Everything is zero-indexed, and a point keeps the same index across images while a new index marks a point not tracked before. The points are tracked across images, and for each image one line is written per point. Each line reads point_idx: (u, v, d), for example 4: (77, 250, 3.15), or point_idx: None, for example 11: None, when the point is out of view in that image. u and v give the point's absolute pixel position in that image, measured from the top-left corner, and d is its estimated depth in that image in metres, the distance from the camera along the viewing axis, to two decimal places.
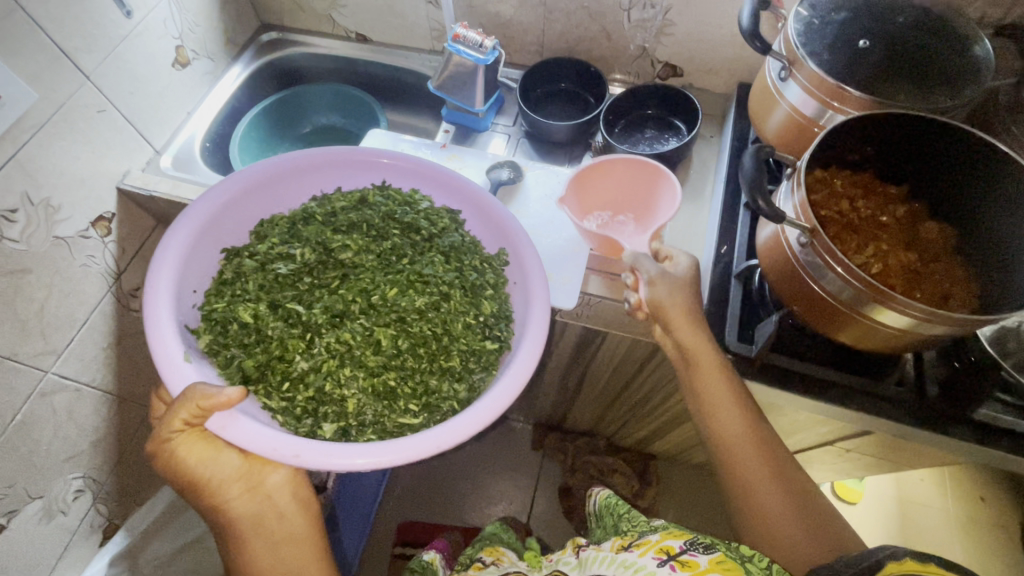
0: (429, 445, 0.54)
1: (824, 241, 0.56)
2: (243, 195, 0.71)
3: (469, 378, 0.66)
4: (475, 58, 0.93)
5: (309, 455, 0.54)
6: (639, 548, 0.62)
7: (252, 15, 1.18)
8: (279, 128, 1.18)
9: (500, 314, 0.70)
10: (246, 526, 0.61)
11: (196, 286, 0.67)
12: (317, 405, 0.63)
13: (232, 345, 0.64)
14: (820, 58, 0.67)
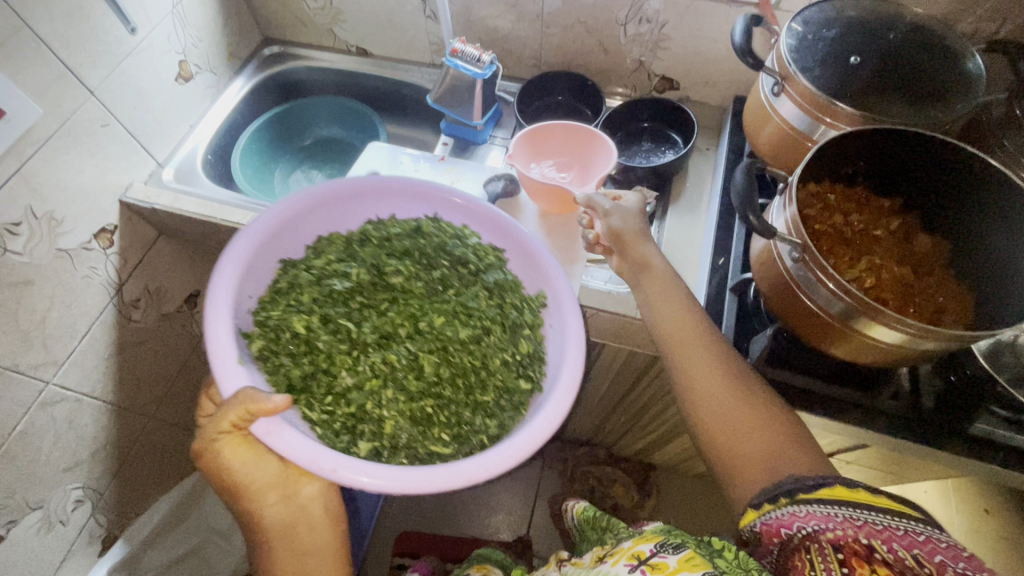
0: (457, 477, 0.55)
1: (815, 256, 0.56)
2: (312, 210, 0.72)
3: (500, 416, 0.67)
4: (473, 73, 0.94)
5: (346, 471, 0.54)
6: (613, 557, 0.60)
7: (254, 30, 1.20)
8: (280, 140, 1.20)
9: (534, 355, 0.71)
10: (278, 536, 0.60)
11: (253, 292, 0.68)
12: (355, 422, 0.64)
13: (282, 353, 0.65)
14: (812, 73, 0.68)
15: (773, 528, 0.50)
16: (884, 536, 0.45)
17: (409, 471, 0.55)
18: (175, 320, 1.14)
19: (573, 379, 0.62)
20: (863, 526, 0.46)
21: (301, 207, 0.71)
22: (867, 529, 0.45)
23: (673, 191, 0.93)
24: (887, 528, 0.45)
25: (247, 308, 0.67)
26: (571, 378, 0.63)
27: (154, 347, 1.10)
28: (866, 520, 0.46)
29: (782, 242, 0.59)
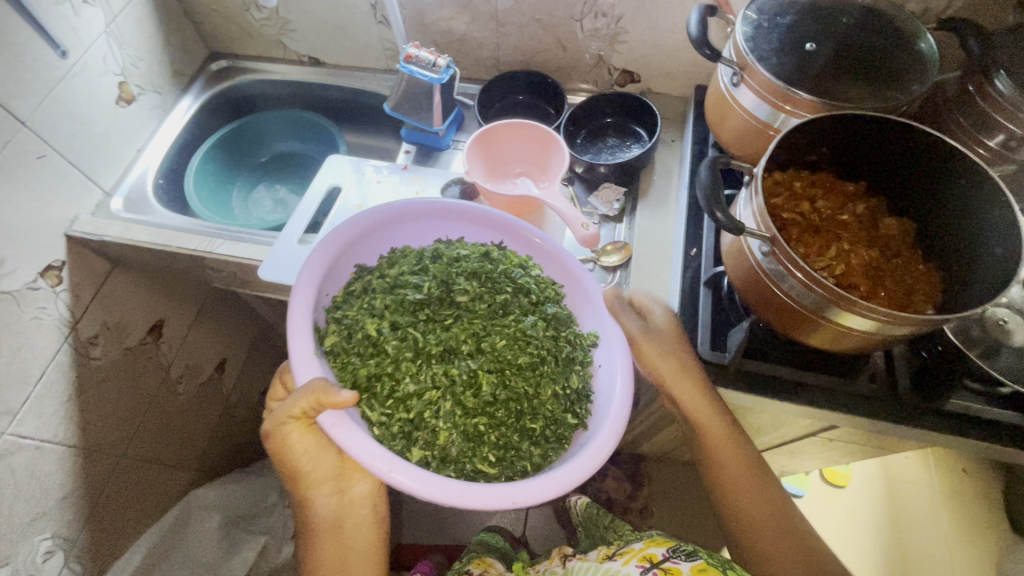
0: (502, 498, 0.53)
1: (784, 248, 0.56)
2: (389, 221, 0.72)
3: (544, 446, 0.63)
4: (430, 78, 0.91)
5: (400, 473, 0.53)
6: (623, 557, 0.77)
7: (198, 44, 1.15)
8: (235, 159, 1.15)
9: (581, 390, 0.66)
10: (325, 524, 0.68)
11: (331, 289, 0.68)
12: (411, 429, 0.61)
13: (352, 353, 0.63)
14: (769, 62, 0.68)
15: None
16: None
17: (466, 487, 0.53)
18: (140, 353, 1.08)
19: (612, 431, 0.59)
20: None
21: (382, 216, 0.70)
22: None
23: (641, 186, 0.93)
24: None
25: (325, 305, 0.67)
26: (619, 407, 0.61)
27: (119, 383, 1.05)
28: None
29: (752, 237, 0.58)
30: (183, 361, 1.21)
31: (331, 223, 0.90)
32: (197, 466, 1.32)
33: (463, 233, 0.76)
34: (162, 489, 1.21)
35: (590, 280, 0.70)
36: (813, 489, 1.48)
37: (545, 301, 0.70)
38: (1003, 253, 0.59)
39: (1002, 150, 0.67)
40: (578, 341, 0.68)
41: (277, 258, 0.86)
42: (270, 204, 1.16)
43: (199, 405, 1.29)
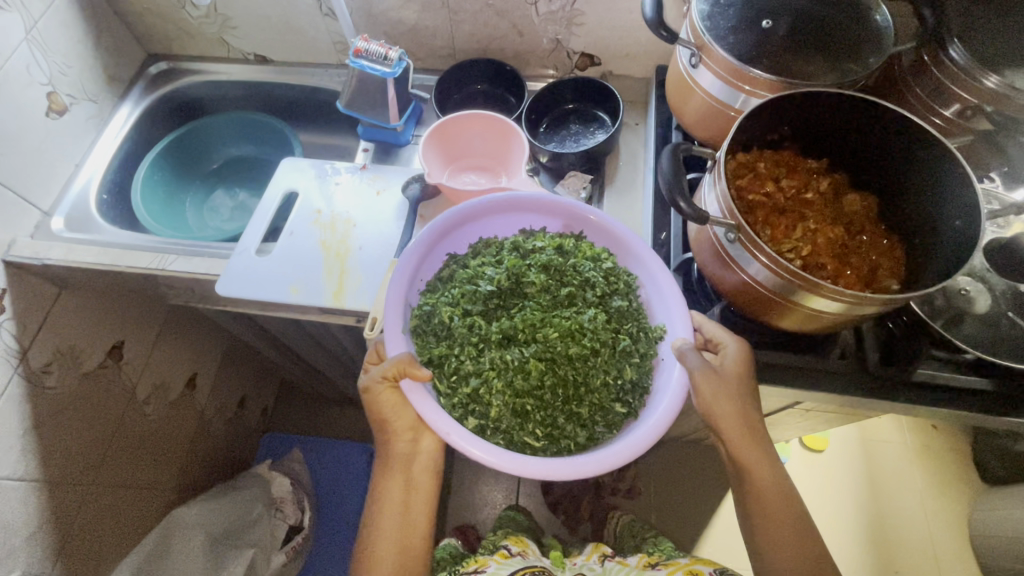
0: (536, 470, 0.56)
1: (750, 235, 0.55)
2: (481, 215, 0.72)
3: (591, 428, 0.64)
4: (382, 73, 0.87)
5: (457, 435, 0.58)
6: (669, 568, 0.76)
7: (134, 46, 1.08)
8: (184, 168, 1.09)
9: (637, 383, 0.65)
10: (395, 463, 0.68)
11: (427, 275, 0.71)
12: (469, 402, 0.63)
13: (429, 334, 0.66)
14: (727, 41, 0.66)
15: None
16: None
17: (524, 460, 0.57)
18: (100, 376, 1.04)
19: (655, 428, 0.59)
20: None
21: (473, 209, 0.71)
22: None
23: (608, 173, 0.91)
24: None
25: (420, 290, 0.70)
26: (677, 384, 0.61)
27: (81, 409, 1.01)
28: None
29: (717, 225, 0.57)
30: (150, 380, 1.16)
31: (291, 229, 0.86)
32: (176, 485, 1.29)
33: (546, 224, 0.74)
34: (140, 513, 1.18)
35: (662, 273, 0.67)
36: (793, 455, 1.52)
37: (613, 294, 0.68)
38: (962, 226, 0.60)
39: (956, 118, 0.67)
40: (645, 334, 0.67)
41: (235, 272, 0.82)
42: (230, 211, 1.11)
43: (174, 423, 1.25)
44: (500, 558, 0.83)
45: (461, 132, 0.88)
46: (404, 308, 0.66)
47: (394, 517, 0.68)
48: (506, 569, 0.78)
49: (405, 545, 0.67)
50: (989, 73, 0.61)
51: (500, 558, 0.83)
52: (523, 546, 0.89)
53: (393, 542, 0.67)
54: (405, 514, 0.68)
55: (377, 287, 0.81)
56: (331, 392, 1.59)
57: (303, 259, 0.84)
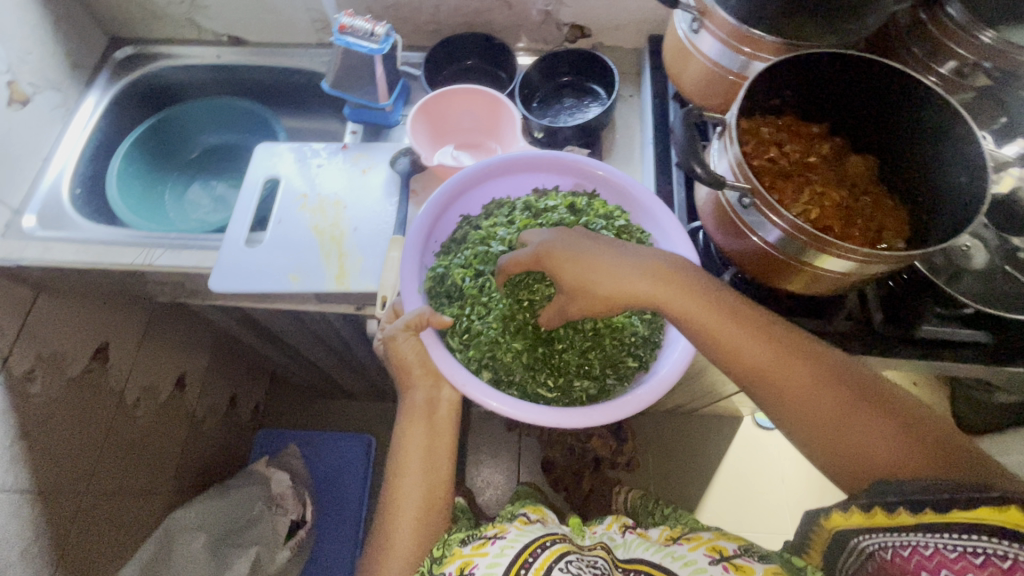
0: (549, 420, 0.57)
1: (765, 197, 0.55)
2: (490, 174, 0.71)
3: (602, 380, 0.64)
4: (369, 49, 0.83)
5: (474, 387, 0.57)
6: (690, 543, 0.62)
7: (96, 31, 1.01)
8: (161, 157, 1.04)
9: (649, 337, 0.65)
10: (418, 417, 0.64)
11: (438, 237, 0.70)
12: (484, 360, 0.62)
13: (444, 297, 0.65)
14: (728, 4, 0.65)
15: (905, 563, 0.43)
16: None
17: (545, 411, 0.58)
18: (86, 382, 0.99)
19: (668, 379, 0.59)
20: (981, 565, 0.39)
21: (482, 171, 0.70)
22: (962, 563, 0.40)
23: (605, 147, 0.90)
24: (935, 554, 0.41)
25: (435, 252, 0.69)
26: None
27: (69, 417, 0.97)
28: (983, 553, 0.39)
29: (731, 189, 0.57)
30: (138, 383, 1.11)
31: (279, 217, 0.83)
32: (173, 488, 1.26)
33: (558, 183, 0.74)
34: (137, 519, 1.14)
35: (674, 228, 0.67)
36: None
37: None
38: (967, 182, 0.60)
39: (954, 77, 0.67)
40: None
41: (228, 264, 0.79)
42: (211, 204, 1.06)
43: (166, 425, 1.21)
44: (518, 524, 0.68)
45: (445, 103, 0.85)
46: (421, 269, 0.66)
47: (420, 462, 0.64)
48: (524, 536, 0.60)
49: (432, 489, 0.64)
50: (985, 29, 0.62)
51: (518, 523, 0.68)
52: (540, 512, 0.79)
53: (420, 485, 0.64)
54: (432, 469, 0.64)
55: (379, 269, 0.79)
56: (325, 385, 1.57)
57: (297, 244, 0.81)
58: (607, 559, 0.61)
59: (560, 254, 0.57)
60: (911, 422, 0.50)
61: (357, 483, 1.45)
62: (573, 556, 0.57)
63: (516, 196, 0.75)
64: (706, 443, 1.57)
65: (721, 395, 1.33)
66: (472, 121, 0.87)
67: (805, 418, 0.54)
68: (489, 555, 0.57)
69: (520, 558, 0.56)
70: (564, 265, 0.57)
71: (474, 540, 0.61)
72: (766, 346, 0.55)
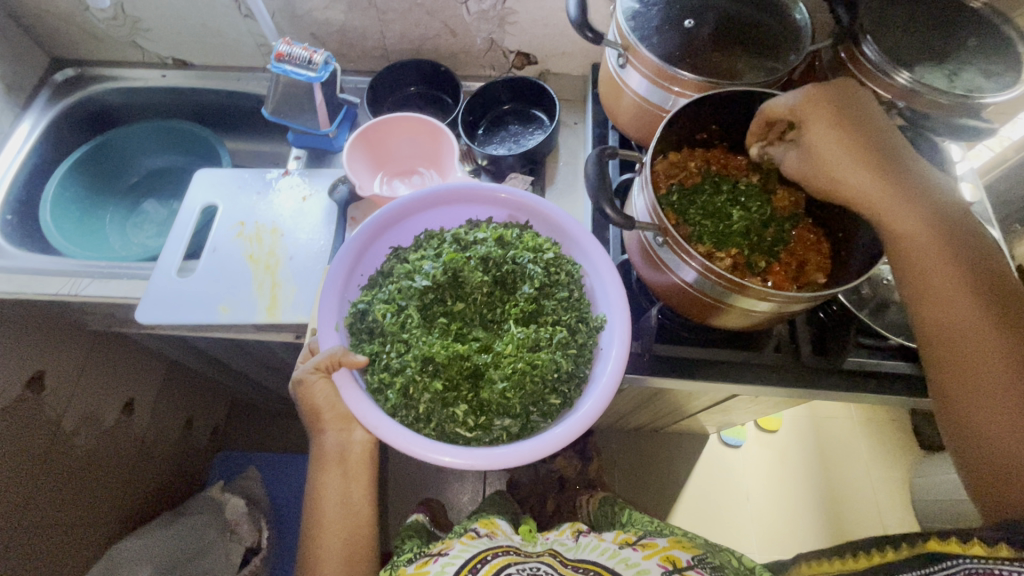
0: (461, 460, 0.56)
1: (676, 238, 0.55)
2: (419, 206, 0.70)
3: (525, 418, 0.63)
4: (307, 77, 0.83)
5: (386, 429, 0.57)
6: (645, 550, 0.64)
7: (34, 51, 0.99)
8: (101, 181, 1.02)
9: (575, 373, 0.65)
10: (332, 459, 0.62)
11: (365, 269, 0.69)
12: (404, 399, 0.61)
13: (365, 336, 0.64)
14: (651, 41, 0.65)
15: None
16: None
17: (457, 451, 0.57)
18: (19, 411, 0.96)
19: (587, 417, 0.59)
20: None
21: (411, 204, 0.69)
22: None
23: (548, 174, 0.90)
24: None
25: (360, 285, 0.68)
26: (615, 364, 0.62)
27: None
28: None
29: (645, 230, 0.57)
30: (79, 410, 1.08)
31: (212, 246, 0.82)
32: (119, 516, 1.22)
33: (491, 215, 0.73)
34: (76, 552, 1.10)
35: (601, 262, 0.67)
36: (748, 438, 1.59)
37: (556, 286, 0.68)
38: None
39: None
40: (584, 324, 0.66)
41: (155, 297, 0.77)
42: (155, 227, 1.04)
43: (110, 453, 1.17)
44: (467, 538, 0.71)
45: (385, 131, 0.84)
46: (343, 303, 0.65)
47: (336, 510, 0.63)
48: (468, 551, 0.65)
49: (353, 535, 0.63)
50: (900, 70, 0.63)
51: (466, 538, 0.71)
52: (492, 525, 0.78)
53: (344, 531, 0.63)
54: (350, 513, 0.63)
55: (312, 300, 0.78)
56: (286, 407, 1.54)
57: (229, 276, 0.80)
58: (553, 563, 0.64)
59: (821, 129, 0.57)
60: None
61: None
62: (514, 568, 0.62)
63: (450, 227, 0.74)
64: (671, 462, 1.57)
65: (683, 414, 1.33)
66: (413, 150, 0.87)
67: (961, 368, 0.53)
68: (431, 571, 0.62)
69: (466, 568, 0.61)
70: (821, 121, 0.57)
71: (420, 560, 0.66)
72: (968, 299, 0.54)
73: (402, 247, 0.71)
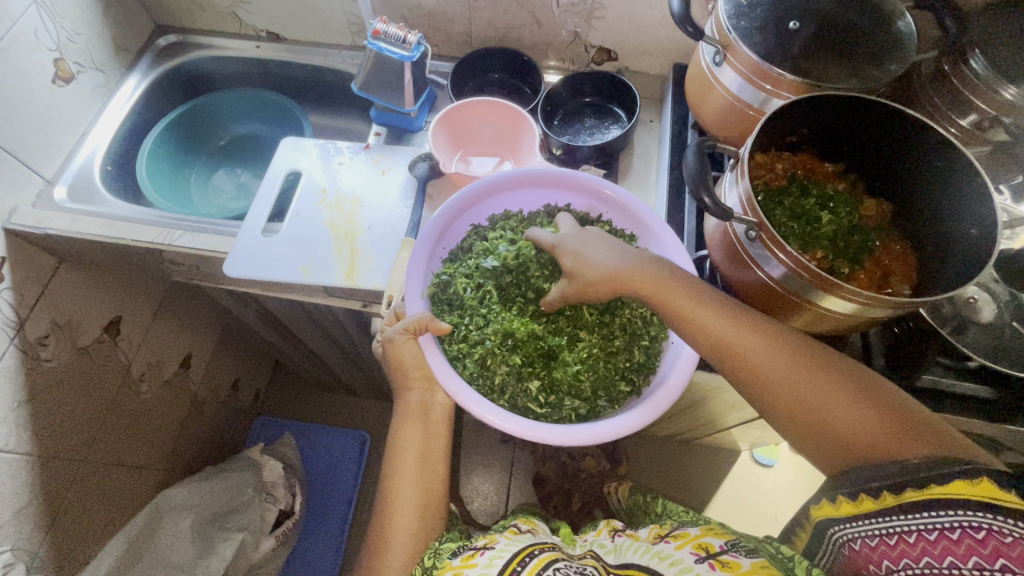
0: (535, 433, 0.57)
1: (770, 232, 0.56)
2: (503, 187, 0.72)
3: (593, 401, 0.65)
4: (400, 56, 0.86)
5: (464, 395, 0.58)
6: (677, 541, 0.59)
7: (143, 16, 1.05)
8: (190, 143, 1.08)
9: (644, 362, 0.66)
10: (411, 416, 0.66)
11: (446, 245, 0.71)
12: (482, 369, 0.64)
13: (447, 308, 0.67)
14: (752, 40, 0.66)
15: (871, 552, 0.45)
16: (962, 551, 0.40)
17: (529, 424, 0.58)
18: (96, 352, 1.01)
19: (659, 403, 0.59)
20: (958, 539, 0.40)
21: (495, 186, 0.71)
22: (943, 544, 0.41)
23: (621, 169, 0.91)
24: None
25: (442, 258, 0.71)
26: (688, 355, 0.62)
27: (76, 385, 0.99)
28: (985, 528, 0.39)
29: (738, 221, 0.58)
30: (145, 358, 1.13)
31: (296, 210, 0.85)
32: (169, 465, 1.27)
33: (570, 202, 0.75)
34: (130, 493, 1.15)
35: (678, 254, 0.67)
36: (781, 458, 1.56)
37: None
38: (979, 235, 0.60)
39: (974, 129, 0.68)
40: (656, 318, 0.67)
41: (242, 251, 0.81)
42: (233, 191, 1.09)
43: (167, 403, 1.22)
44: (509, 533, 0.64)
45: (469, 113, 0.87)
46: (427, 274, 0.67)
47: (404, 468, 0.65)
48: (514, 546, 0.59)
49: (428, 491, 0.65)
50: (1008, 85, 0.62)
51: (509, 533, 0.64)
52: (531, 523, 0.72)
53: (414, 489, 0.64)
54: (418, 474, 0.65)
55: (388, 269, 0.81)
56: (326, 378, 1.58)
57: (312, 239, 0.83)
58: (596, 567, 0.58)
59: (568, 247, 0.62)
60: (891, 407, 0.51)
61: (348, 479, 1.45)
62: (562, 564, 0.56)
63: (528, 211, 0.76)
64: (701, 473, 1.55)
65: (721, 427, 1.32)
66: (493, 134, 0.89)
67: (772, 389, 0.55)
68: (478, 565, 0.56)
69: (509, 567, 0.55)
70: (565, 255, 0.62)
71: (465, 552, 0.60)
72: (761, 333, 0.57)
73: (482, 225, 0.74)
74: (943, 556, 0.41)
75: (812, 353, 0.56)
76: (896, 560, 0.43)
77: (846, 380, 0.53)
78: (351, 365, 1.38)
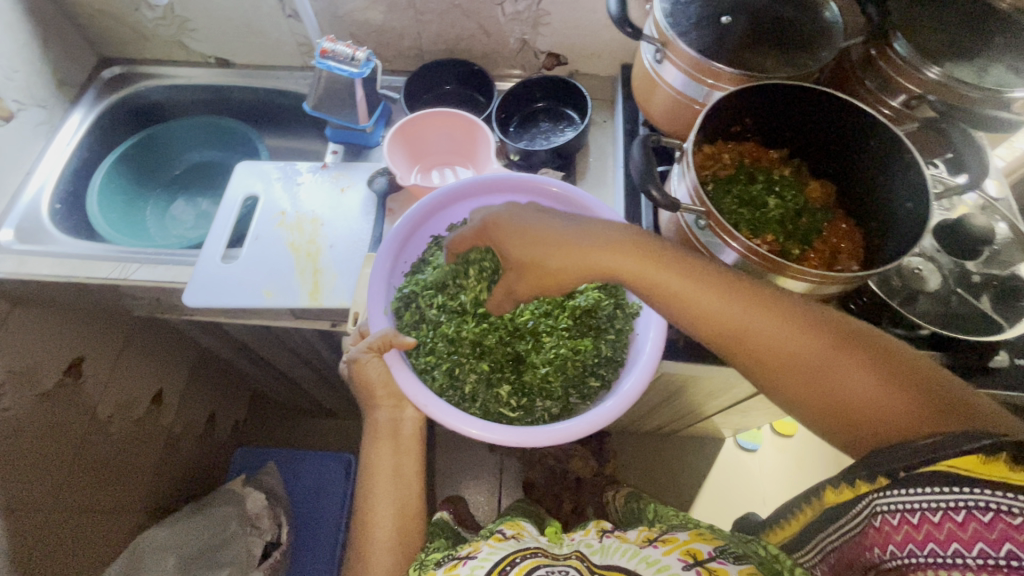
0: (511, 438, 0.57)
1: (719, 220, 0.58)
2: (458, 197, 0.72)
3: (565, 400, 0.66)
4: (349, 73, 0.86)
5: (436, 407, 0.58)
6: (664, 546, 0.59)
7: (85, 49, 1.03)
8: (144, 174, 1.06)
9: (612, 357, 0.67)
10: (382, 433, 0.66)
11: (407, 258, 0.72)
12: (451, 381, 0.65)
13: (411, 323, 0.67)
14: (689, 37, 0.68)
15: (877, 535, 0.46)
16: (968, 536, 0.40)
17: (505, 430, 0.58)
18: (58, 396, 0.98)
19: (628, 397, 0.60)
20: (963, 523, 0.41)
21: (451, 196, 0.72)
22: (947, 528, 0.41)
23: (578, 170, 0.93)
24: None
25: (404, 273, 0.71)
26: (653, 347, 0.63)
27: (37, 432, 0.95)
28: (993, 509, 0.40)
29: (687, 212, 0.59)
30: (112, 399, 1.10)
31: (255, 235, 0.84)
32: (145, 506, 1.23)
33: None
34: (105, 538, 1.11)
35: None
36: (764, 442, 1.59)
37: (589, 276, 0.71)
38: (914, 208, 0.63)
39: (904, 109, 0.71)
40: (621, 312, 0.68)
41: (200, 280, 0.80)
42: (192, 220, 1.07)
43: (140, 443, 1.19)
44: (494, 540, 0.64)
45: (425, 124, 0.87)
46: (390, 290, 0.67)
47: (381, 489, 0.64)
48: (497, 554, 0.59)
49: (405, 508, 0.64)
50: (930, 65, 0.65)
51: (493, 540, 0.64)
52: (518, 527, 0.72)
53: (391, 507, 0.64)
54: (393, 492, 0.64)
55: (353, 286, 0.80)
56: (306, 403, 1.55)
57: (273, 262, 0.82)
58: (581, 569, 0.58)
59: (504, 230, 0.59)
60: (917, 381, 0.50)
61: (335, 504, 1.42)
62: (544, 571, 0.55)
63: None
64: (688, 464, 1.56)
65: (701, 416, 1.34)
66: (451, 144, 0.90)
67: (792, 370, 0.54)
68: None
69: None
70: (508, 238, 0.59)
71: (448, 563, 0.59)
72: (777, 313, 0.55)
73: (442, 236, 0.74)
74: (948, 542, 0.41)
75: (831, 329, 0.54)
76: (901, 545, 0.44)
77: (869, 357, 0.52)
78: (327, 387, 1.36)
